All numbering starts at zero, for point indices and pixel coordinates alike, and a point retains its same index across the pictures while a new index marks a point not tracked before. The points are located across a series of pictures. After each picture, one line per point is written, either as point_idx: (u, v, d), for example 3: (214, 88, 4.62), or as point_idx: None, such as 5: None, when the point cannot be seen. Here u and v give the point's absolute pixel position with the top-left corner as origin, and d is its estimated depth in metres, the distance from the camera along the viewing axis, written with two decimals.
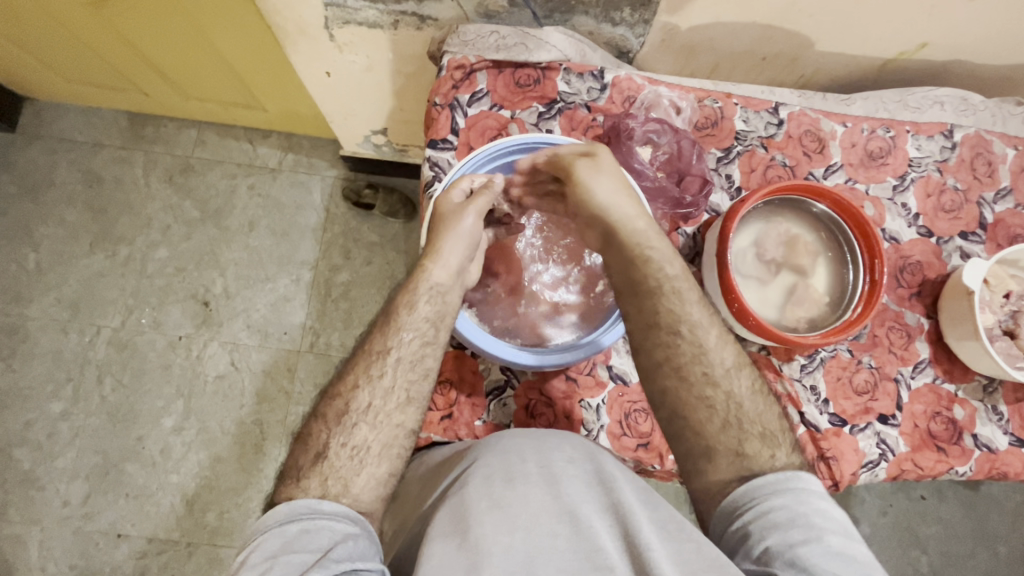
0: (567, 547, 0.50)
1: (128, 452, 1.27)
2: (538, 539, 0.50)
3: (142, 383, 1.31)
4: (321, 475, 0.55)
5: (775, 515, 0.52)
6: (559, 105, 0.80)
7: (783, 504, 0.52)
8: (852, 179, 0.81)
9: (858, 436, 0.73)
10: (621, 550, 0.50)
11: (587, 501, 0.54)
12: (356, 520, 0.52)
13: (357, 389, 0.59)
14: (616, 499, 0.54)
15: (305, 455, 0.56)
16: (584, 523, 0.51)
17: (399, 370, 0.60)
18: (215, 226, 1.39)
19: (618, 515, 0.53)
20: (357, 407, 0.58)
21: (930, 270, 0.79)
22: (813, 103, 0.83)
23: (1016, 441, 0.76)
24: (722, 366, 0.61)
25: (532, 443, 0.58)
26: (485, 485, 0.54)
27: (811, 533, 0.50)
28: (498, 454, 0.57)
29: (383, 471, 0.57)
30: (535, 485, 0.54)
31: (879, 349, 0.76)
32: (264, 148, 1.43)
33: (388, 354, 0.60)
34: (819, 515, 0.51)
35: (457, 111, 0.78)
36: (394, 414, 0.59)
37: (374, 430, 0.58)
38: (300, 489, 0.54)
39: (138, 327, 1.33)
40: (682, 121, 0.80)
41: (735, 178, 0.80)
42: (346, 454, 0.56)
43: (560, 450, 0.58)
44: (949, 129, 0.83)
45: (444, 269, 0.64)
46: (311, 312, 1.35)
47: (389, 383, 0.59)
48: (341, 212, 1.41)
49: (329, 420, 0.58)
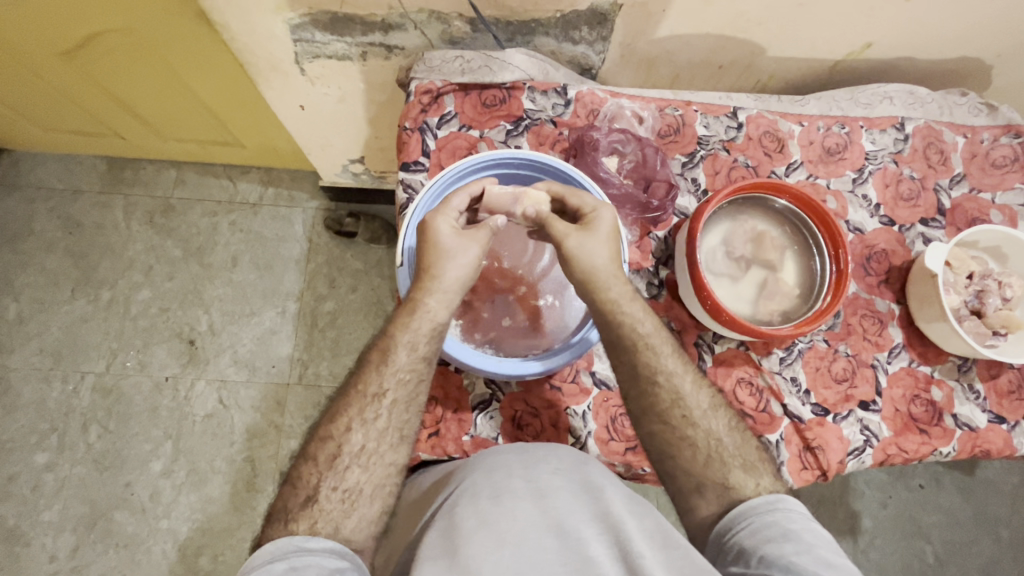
0: (559, 562, 0.49)
1: (117, 499, 1.24)
2: (529, 554, 0.50)
3: (129, 427, 1.29)
4: (310, 519, 0.55)
5: (769, 530, 0.55)
6: (526, 122, 0.82)
7: (774, 520, 0.55)
8: (814, 176, 0.84)
9: (841, 424, 0.74)
10: (612, 559, 0.50)
11: (576, 511, 0.54)
12: (345, 554, 0.53)
13: (350, 432, 0.59)
14: (605, 508, 0.54)
15: (294, 498, 0.57)
16: (573, 535, 0.51)
17: (392, 411, 0.61)
18: (198, 264, 1.39)
19: (608, 525, 0.53)
20: (350, 449, 0.59)
21: (896, 256, 0.82)
22: (769, 106, 0.86)
23: (995, 418, 0.77)
24: (695, 413, 0.63)
25: (518, 458, 0.59)
26: (472, 501, 0.55)
27: (803, 546, 0.52)
28: (484, 474, 0.58)
29: (374, 510, 0.58)
30: (523, 501, 0.54)
31: (854, 337, 0.78)
32: (245, 183, 1.45)
33: (384, 396, 0.60)
34: (810, 532, 0.54)
35: (427, 134, 0.81)
36: (387, 453, 0.60)
37: (366, 471, 0.59)
38: (287, 531, 0.54)
39: (124, 370, 1.32)
40: (645, 130, 0.83)
41: (701, 182, 0.82)
42: (337, 497, 0.57)
43: (545, 463, 0.59)
44: (901, 122, 0.86)
45: (438, 300, 0.64)
46: (299, 343, 1.35)
47: (382, 424, 0.60)
48: (324, 241, 1.42)
49: (320, 463, 0.59)
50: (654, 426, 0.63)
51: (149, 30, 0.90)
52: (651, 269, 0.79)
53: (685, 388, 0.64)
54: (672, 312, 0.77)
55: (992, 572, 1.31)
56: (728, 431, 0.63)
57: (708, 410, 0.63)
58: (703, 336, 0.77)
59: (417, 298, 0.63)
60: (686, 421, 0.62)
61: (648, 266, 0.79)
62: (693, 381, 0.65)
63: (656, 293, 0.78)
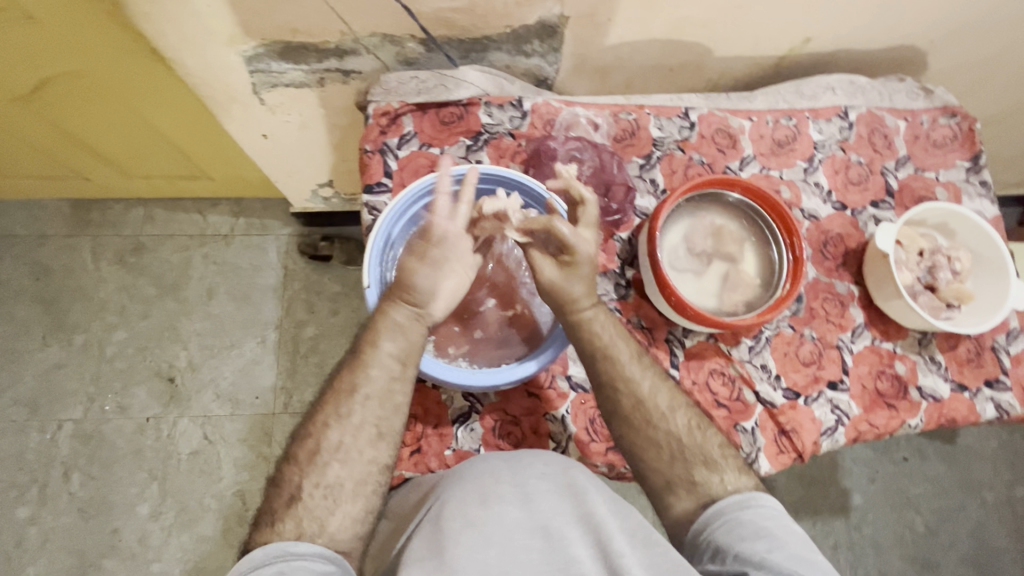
0: (543, 561, 0.52)
1: (104, 547, 1.22)
2: (513, 554, 0.52)
3: (113, 472, 1.26)
4: (298, 518, 0.55)
5: (743, 528, 0.57)
6: (485, 136, 0.84)
7: (748, 518, 0.57)
8: (766, 168, 0.87)
9: (813, 406, 0.77)
10: (593, 557, 0.53)
11: (562, 513, 0.55)
12: (331, 556, 0.54)
13: (328, 429, 0.59)
14: (589, 510, 0.56)
15: (278, 499, 0.57)
16: (557, 538, 0.53)
17: (368, 409, 0.60)
18: (174, 300, 1.38)
19: (591, 526, 0.55)
20: (330, 446, 0.59)
21: (850, 240, 0.85)
22: (719, 103, 0.89)
23: (957, 387, 0.80)
24: (659, 409, 0.64)
25: (507, 463, 0.59)
26: (460, 507, 0.55)
27: (775, 543, 0.55)
28: (472, 479, 0.57)
29: (357, 509, 0.58)
30: (510, 505, 0.55)
31: (818, 320, 0.81)
32: (215, 216, 1.44)
33: (359, 391, 0.60)
34: (782, 529, 0.56)
35: (388, 155, 0.82)
36: (366, 449, 0.60)
37: (346, 466, 0.58)
38: (274, 533, 0.55)
39: (103, 415, 1.29)
40: (601, 136, 0.85)
41: (659, 182, 0.85)
42: (319, 494, 0.57)
43: (533, 467, 0.59)
44: (844, 111, 0.90)
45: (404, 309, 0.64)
46: (282, 372, 1.34)
47: (359, 421, 0.60)
48: (300, 267, 1.42)
49: (301, 461, 0.59)
50: (623, 430, 0.65)
51: (104, 69, 0.90)
52: (618, 270, 0.81)
53: (643, 388, 0.65)
54: (641, 311, 0.79)
55: (981, 536, 1.35)
56: (689, 429, 0.64)
57: (668, 411, 0.65)
58: (673, 331, 0.79)
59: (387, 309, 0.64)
60: (648, 423, 0.64)
61: (614, 267, 0.81)
62: (657, 375, 0.67)
63: (624, 293, 0.80)
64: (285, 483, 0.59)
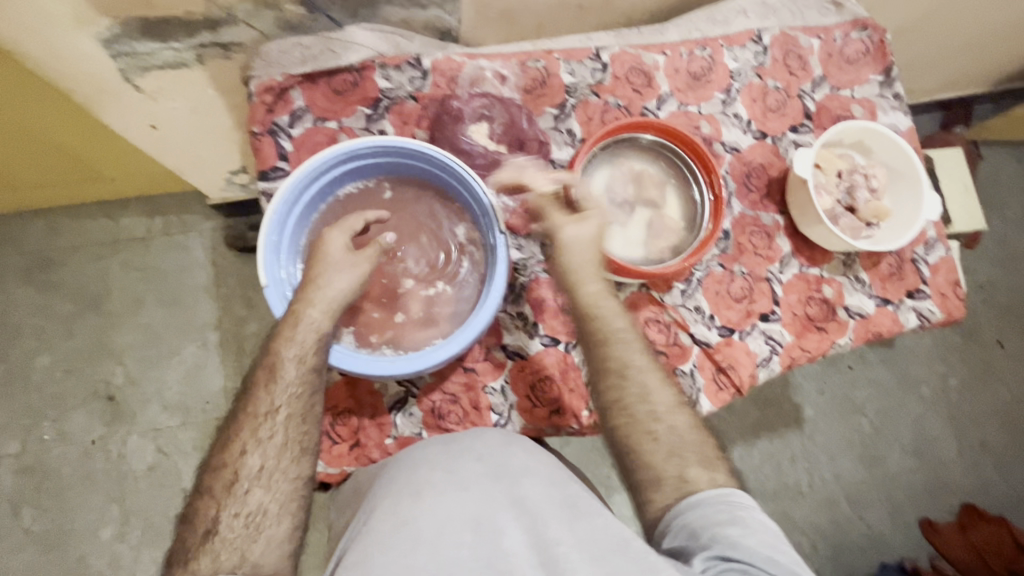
0: (471, 558, 0.50)
1: (72, 575, 1.16)
2: (443, 553, 0.50)
3: (67, 500, 1.18)
4: (213, 552, 0.55)
5: (718, 513, 0.55)
6: (384, 103, 0.78)
7: (724, 503, 0.56)
8: (684, 104, 0.84)
9: (747, 340, 0.78)
10: (528, 545, 0.51)
11: (493, 499, 0.54)
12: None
13: (246, 454, 0.58)
14: (521, 492, 0.55)
15: (192, 534, 0.56)
16: (490, 531, 0.52)
17: (290, 425, 0.59)
18: (97, 314, 1.25)
19: (524, 509, 0.54)
20: (249, 472, 0.58)
21: (773, 169, 0.84)
22: (630, 39, 0.84)
23: (881, 302, 0.83)
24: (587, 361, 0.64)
25: (443, 450, 0.58)
26: (392, 503, 0.54)
27: (748, 530, 0.53)
28: (405, 471, 0.57)
29: (283, 530, 0.57)
30: (442, 494, 0.54)
31: (747, 255, 0.81)
32: (129, 218, 1.28)
33: (277, 412, 0.59)
34: (757, 517, 0.55)
35: (280, 135, 0.76)
36: (290, 469, 0.59)
37: (269, 490, 0.57)
38: (189, 572, 0.54)
39: (43, 445, 1.20)
40: (510, 89, 0.80)
41: (576, 131, 0.82)
42: (240, 523, 0.56)
43: (469, 450, 0.58)
44: (757, 34, 0.87)
45: (319, 308, 0.61)
46: (229, 373, 1.24)
47: (280, 441, 0.58)
48: (230, 262, 1.28)
49: (218, 493, 0.57)
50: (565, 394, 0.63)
51: None
52: None
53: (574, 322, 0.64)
54: None
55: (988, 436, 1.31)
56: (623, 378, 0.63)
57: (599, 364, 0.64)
58: None
59: (297, 310, 0.61)
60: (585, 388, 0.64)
61: (538, 227, 0.78)
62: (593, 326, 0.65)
63: None
64: (201, 512, 0.57)
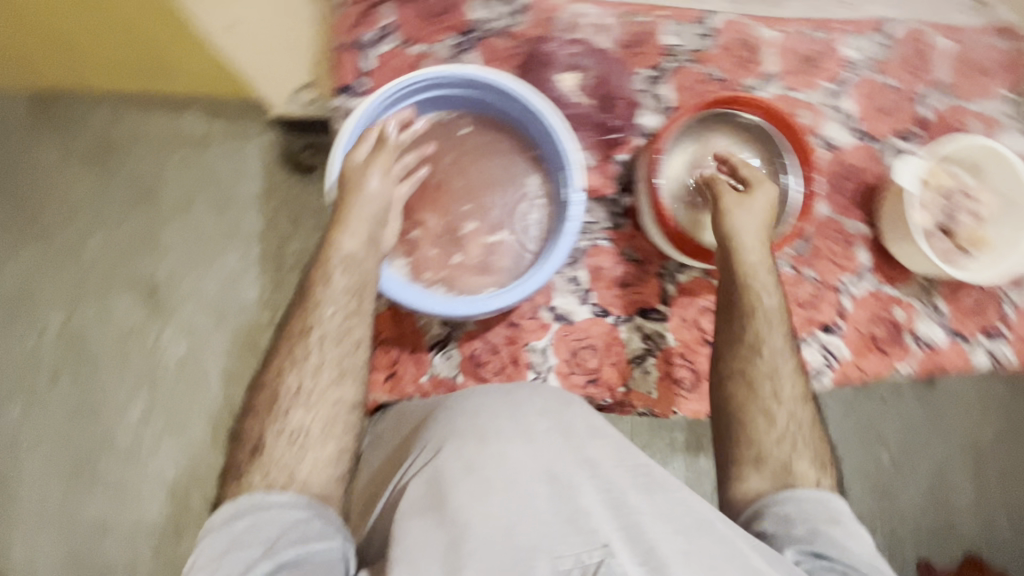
0: (549, 509, 0.51)
1: (97, 447, 1.12)
2: (518, 501, 0.51)
3: (99, 377, 1.14)
4: (262, 468, 0.53)
5: (822, 511, 0.54)
6: (475, 34, 0.74)
7: (829, 502, 0.55)
8: (789, 88, 0.78)
9: (803, 348, 0.75)
10: (605, 506, 0.52)
11: (563, 456, 0.55)
12: (307, 505, 0.52)
13: (285, 375, 0.56)
14: (589, 454, 0.55)
15: (242, 451, 0.54)
16: (564, 484, 0.53)
17: (325, 348, 0.57)
18: (151, 206, 1.17)
19: (598, 473, 0.54)
20: (289, 390, 0.55)
21: (867, 174, 0.78)
22: (749, 7, 0.78)
23: (953, 335, 0.78)
24: None
25: (504, 400, 0.59)
26: (458, 446, 0.54)
27: (849, 531, 0.54)
28: (467, 415, 0.57)
29: (329, 449, 0.55)
30: (510, 443, 0.54)
31: (821, 261, 0.76)
32: (189, 117, 1.18)
33: (311, 332, 0.57)
34: (854, 521, 0.55)
35: (363, 52, 0.74)
36: (332, 390, 0.56)
37: (311, 411, 0.55)
38: (240, 488, 0.53)
39: (86, 320, 1.15)
40: (608, 40, 0.74)
41: (665, 98, 0.75)
42: (284, 439, 0.54)
43: (530, 404, 0.59)
44: (884, 25, 0.79)
45: (353, 238, 0.60)
46: (266, 286, 1.16)
47: (316, 362, 0.57)
48: (281, 178, 1.18)
49: (262, 410, 0.56)
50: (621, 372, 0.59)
51: None
52: (612, 197, 0.74)
53: None
54: (634, 242, 0.74)
55: None
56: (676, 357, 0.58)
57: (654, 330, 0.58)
58: (666, 266, 0.74)
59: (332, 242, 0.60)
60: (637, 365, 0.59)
61: (609, 193, 0.74)
62: None
63: (619, 222, 0.74)
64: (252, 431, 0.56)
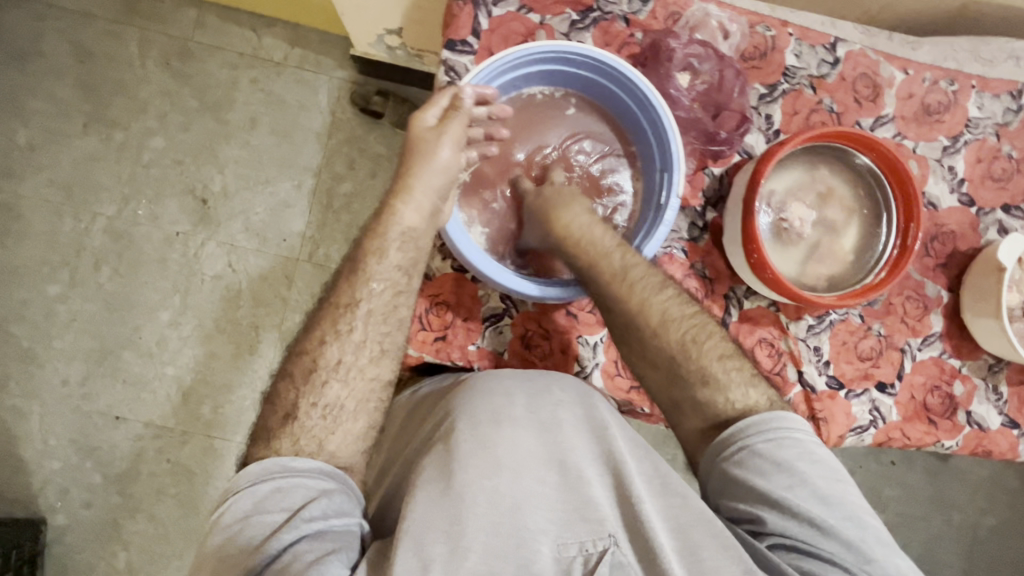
0: (555, 495, 0.52)
1: (124, 339, 1.13)
2: (526, 484, 0.52)
3: (138, 275, 1.14)
4: (294, 433, 0.53)
5: (761, 460, 0.51)
6: (594, 14, 0.72)
7: (768, 445, 0.51)
8: (901, 135, 0.74)
9: (852, 401, 0.72)
10: (611, 501, 0.53)
11: (577, 447, 0.55)
12: (333, 472, 0.52)
13: (325, 344, 0.56)
14: (610, 448, 0.55)
15: (275, 417, 0.54)
16: (574, 473, 0.53)
17: (368, 323, 0.57)
18: (215, 119, 1.17)
19: (610, 466, 0.54)
20: (327, 363, 0.56)
21: (963, 241, 0.75)
22: (877, 42, 0.74)
23: (1008, 423, 0.75)
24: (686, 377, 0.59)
25: (520, 384, 0.58)
26: (472, 425, 0.53)
27: (796, 478, 0.50)
28: (484, 397, 0.56)
29: (359, 426, 0.55)
30: (524, 429, 0.54)
31: (892, 317, 0.74)
32: (270, 39, 1.18)
33: (357, 306, 0.57)
34: (805, 459, 0.51)
35: (480, 10, 0.70)
36: (368, 367, 0.57)
37: (346, 386, 0.55)
38: (269, 451, 0.52)
39: (134, 219, 1.15)
40: (728, 48, 0.72)
41: (775, 120, 0.73)
42: (318, 413, 0.54)
43: (549, 392, 0.57)
44: (1019, 89, 0.76)
45: (414, 211, 0.60)
46: (312, 221, 1.17)
47: (358, 338, 0.56)
48: (349, 119, 1.18)
49: (297, 378, 0.56)
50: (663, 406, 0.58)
51: None
52: (699, 209, 0.73)
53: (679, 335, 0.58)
54: (708, 259, 0.72)
55: None
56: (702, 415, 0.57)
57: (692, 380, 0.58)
58: (735, 289, 0.72)
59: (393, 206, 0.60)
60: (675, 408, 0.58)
61: (695, 204, 0.73)
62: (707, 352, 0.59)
63: (697, 235, 0.72)
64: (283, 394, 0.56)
